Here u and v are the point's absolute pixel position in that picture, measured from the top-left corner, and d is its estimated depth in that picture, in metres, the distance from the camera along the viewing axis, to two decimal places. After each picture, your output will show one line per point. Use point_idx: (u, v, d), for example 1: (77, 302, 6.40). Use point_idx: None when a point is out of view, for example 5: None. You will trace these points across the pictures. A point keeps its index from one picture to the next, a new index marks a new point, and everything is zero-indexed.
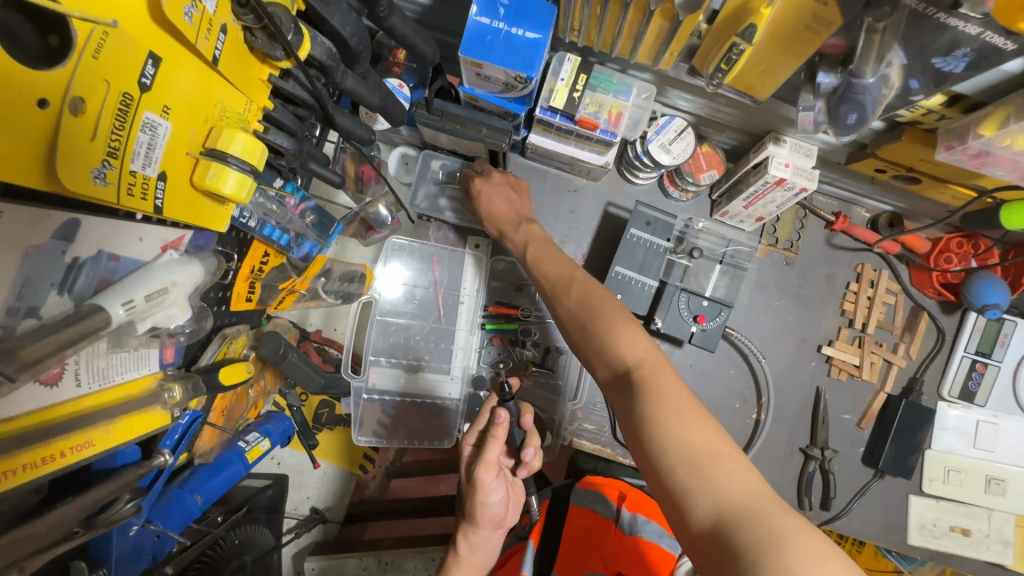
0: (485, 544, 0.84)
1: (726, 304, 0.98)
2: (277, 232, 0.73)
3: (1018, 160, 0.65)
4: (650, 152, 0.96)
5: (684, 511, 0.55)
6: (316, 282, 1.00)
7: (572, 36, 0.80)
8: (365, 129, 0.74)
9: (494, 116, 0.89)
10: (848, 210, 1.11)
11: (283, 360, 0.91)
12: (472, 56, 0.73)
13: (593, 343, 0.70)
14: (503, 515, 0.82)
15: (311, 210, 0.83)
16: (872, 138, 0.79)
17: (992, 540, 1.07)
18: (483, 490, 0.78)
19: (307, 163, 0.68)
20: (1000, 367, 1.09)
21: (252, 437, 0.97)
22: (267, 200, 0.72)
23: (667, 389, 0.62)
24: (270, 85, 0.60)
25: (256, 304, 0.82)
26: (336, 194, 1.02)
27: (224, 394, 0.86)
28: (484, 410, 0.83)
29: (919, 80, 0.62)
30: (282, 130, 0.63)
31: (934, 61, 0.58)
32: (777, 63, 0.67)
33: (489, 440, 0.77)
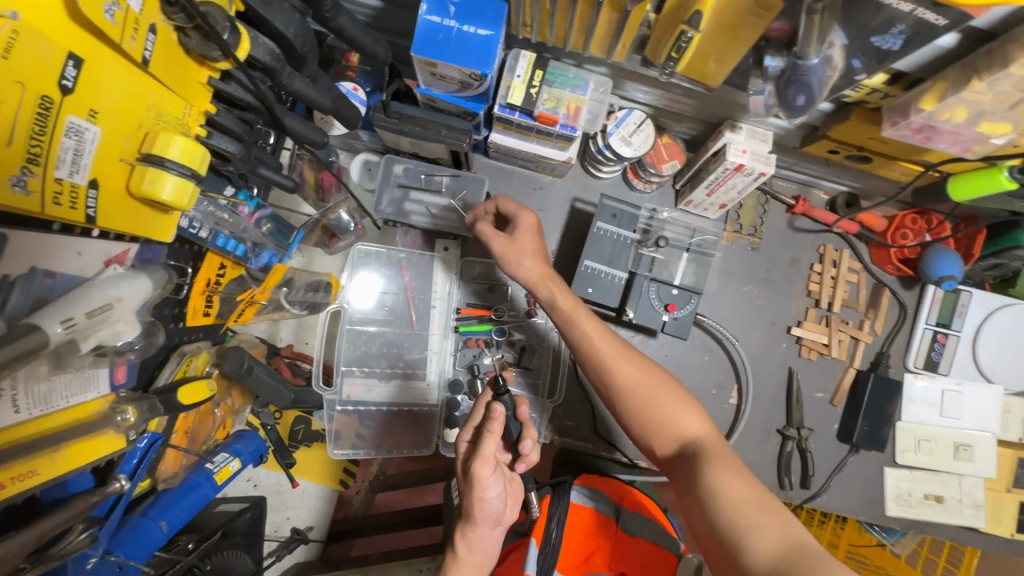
0: (485, 543, 0.75)
1: (696, 291, 0.98)
2: (232, 242, 0.71)
3: (959, 133, 0.67)
4: (611, 145, 0.97)
5: (738, 560, 0.56)
6: (279, 292, 0.98)
7: (525, 32, 0.80)
8: (319, 132, 0.72)
9: (453, 116, 0.88)
10: (807, 193, 1.14)
11: (248, 376, 0.89)
12: (426, 56, 0.72)
13: (652, 420, 0.72)
14: (503, 511, 0.74)
15: (269, 218, 0.78)
16: (823, 120, 0.82)
17: (965, 504, 1.08)
18: (479, 485, 0.70)
19: (257, 168, 0.67)
20: (960, 337, 1.12)
21: (219, 458, 0.92)
22: (218, 209, 0.69)
23: (687, 425, 0.70)
24: (212, 88, 0.58)
25: (216, 319, 0.80)
26: (298, 203, 1.03)
27: (185, 415, 0.82)
28: (479, 404, 0.77)
29: (861, 59, 0.64)
30: (227, 134, 0.62)
31: (873, 41, 0.61)
32: (726, 49, 0.68)
33: (484, 434, 0.70)
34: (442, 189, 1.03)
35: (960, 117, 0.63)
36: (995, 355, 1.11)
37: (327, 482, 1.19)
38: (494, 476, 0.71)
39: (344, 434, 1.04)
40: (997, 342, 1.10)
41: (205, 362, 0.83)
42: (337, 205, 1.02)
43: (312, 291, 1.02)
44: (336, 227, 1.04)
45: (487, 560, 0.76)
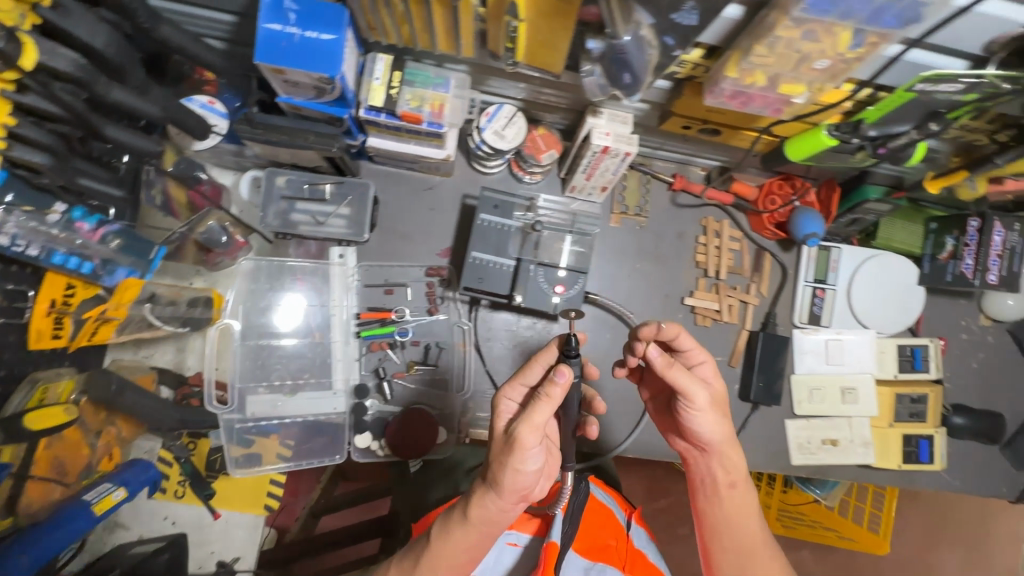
0: (501, 514, 0.77)
1: (581, 271, 1.02)
2: (70, 260, 0.85)
3: (766, 96, 0.73)
4: (486, 140, 1.01)
5: None
6: (141, 308, 0.98)
7: (375, 35, 0.83)
8: (153, 142, 0.86)
9: (320, 123, 0.90)
10: (685, 170, 1.21)
11: (118, 397, 0.96)
12: (270, 62, 0.74)
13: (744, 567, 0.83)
14: (532, 487, 0.74)
15: (118, 234, 0.91)
16: (667, 97, 0.88)
17: (856, 444, 1.17)
18: (521, 453, 0.69)
19: (75, 177, 0.78)
20: (836, 290, 1.22)
21: (101, 490, 0.94)
22: (49, 228, 0.82)
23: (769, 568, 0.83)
24: (10, 102, 0.63)
25: (71, 340, 0.90)
26: (161, 219, 0.98)
27: (47, 441, 0.88)
28: (538, 365, 0.80)
29: (671, 36, 0.69)
30: (37, 146, 0.69)
31: (674, 18, 0.66)
32: (555, 36, 0.73)
33: (539, 402, 0.70)
34: (327, 198, 1.04)
35: (761, 81, 0.70)
36: (868, 303, 1.19)
37: (248, 509, 1.26)
38: (538, 450, 0.71)
39: (267, 457, 1.06)
40: (868, 291, 1.19)
41: (70, 389, 0.93)
42: (207, 216, 1.00)
43: (201, 308, 1.03)
44: (209, 242, 1.01)
45: (493, 528, 0.79)
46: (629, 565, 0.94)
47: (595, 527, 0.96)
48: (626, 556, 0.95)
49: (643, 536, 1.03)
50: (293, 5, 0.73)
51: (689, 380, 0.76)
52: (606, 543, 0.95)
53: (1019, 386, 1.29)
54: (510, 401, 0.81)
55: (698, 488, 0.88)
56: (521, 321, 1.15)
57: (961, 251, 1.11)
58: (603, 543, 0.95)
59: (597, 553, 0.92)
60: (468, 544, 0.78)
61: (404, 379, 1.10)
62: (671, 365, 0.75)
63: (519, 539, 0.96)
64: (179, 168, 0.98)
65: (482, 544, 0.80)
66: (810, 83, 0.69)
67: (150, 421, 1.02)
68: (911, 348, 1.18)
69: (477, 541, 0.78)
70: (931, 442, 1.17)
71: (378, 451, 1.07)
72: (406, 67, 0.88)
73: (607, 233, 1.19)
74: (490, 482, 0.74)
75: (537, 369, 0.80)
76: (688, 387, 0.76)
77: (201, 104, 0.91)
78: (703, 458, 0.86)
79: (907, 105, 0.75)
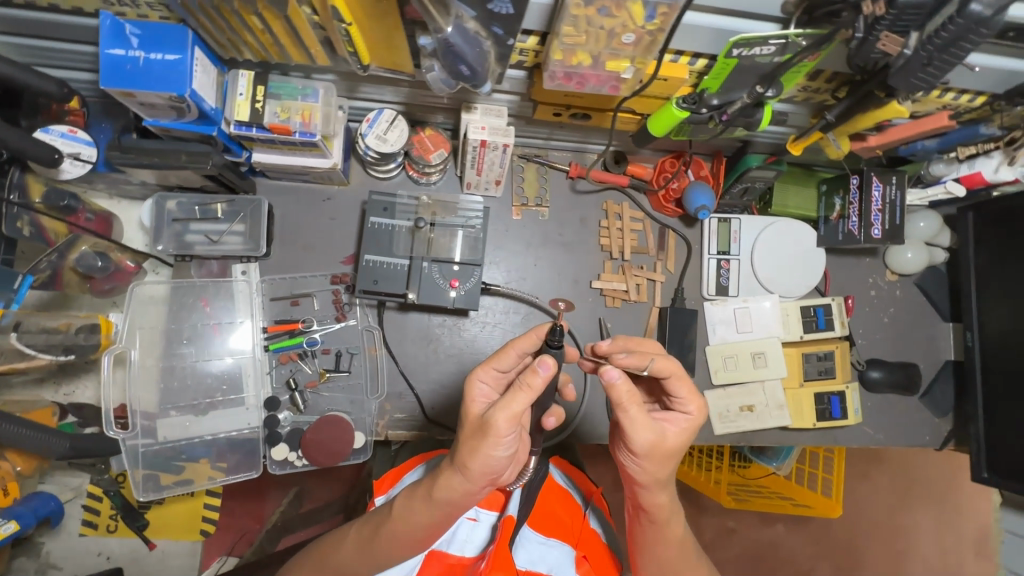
0: (470, 495, 0.75)
1: (475, 263, 1.08)
2: None
3: (598, 74, 0.77)
4: (370, 146, 1.02)
5: None
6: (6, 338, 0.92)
7: (231, 54, 0.84)
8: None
9: (194, 143, 0.91)
10: (582, 158, 1.24)
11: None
12: (117, 87, 0.76)
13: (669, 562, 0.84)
14: (500, 472, 0.72)
15: None
16: (526, 86, 0.91)
17: (771, 407, 1.20)
18: (492, 439, 0.67)
19: None
20: (740, 260, 1.24)
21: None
22: None
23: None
24: None
25: None
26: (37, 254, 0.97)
27: None
28: (510, 349, 0.79)
29: (498, 26, 0.71)
30: None
31: (490, 7, 0.68)
32: (391, 36, 0.76)
33: (516, 390, 0.66)
34: (220, 216, 1.08)
35: (585, 60, 0.73)
36: (770, 269, 1.23)
37: (184, 536, 1.26)
38: (509, 437, 0.68)
39: (200, 479, 1.09)
40: (767, 257, 1.22)
41: None
42: (77, 242, 1.00)
43: (83, 335, 1.01)
44: (86, 270, 1.01)
45: (457, 509, 0.78)
46: (581, 543, 0.93)
47: (550, 505, 0.96)
48: (578, 535, 0.94)
49: (600, 517, 1.03)
50: (134, 29, 0.76)
51: (642, 430, 0.69)
52: (561, 520, 0.95)
53: (931, 336, 1.32)
54: (484, 384, 0.79)
55: (635, 515, 0.83)
56: (432, 319, 1.17)
57: (847, 210, 1.15)
58: (558, 519, 0.95)
59: (551, 529, 0.92)
60: (427, 521, 0.79)
61: (316, 388, 1.11)
62: (630, 403, 0.68)
63: (478, 514, 0.95)
64: (47, 200, 0.94)
65: (442, 522, 0.80)
66: (631, 58, 0.73)
67: (40, 452, 0.98)
68: (814, 308, 1.22)
69: (439, 519, 0.79)
70: (841, 398, 1.21)
71: (296, 461, 1.09)
72: (271, 80, 0.90)
73: (511, 226, 1.22)
74: (458, 465, 0.72)
75: (513, 356, 0.79)
76: (634, 436, 0.69)
77: (62, 133, 0.89)
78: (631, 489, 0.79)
79: (738, 73, 0.78)
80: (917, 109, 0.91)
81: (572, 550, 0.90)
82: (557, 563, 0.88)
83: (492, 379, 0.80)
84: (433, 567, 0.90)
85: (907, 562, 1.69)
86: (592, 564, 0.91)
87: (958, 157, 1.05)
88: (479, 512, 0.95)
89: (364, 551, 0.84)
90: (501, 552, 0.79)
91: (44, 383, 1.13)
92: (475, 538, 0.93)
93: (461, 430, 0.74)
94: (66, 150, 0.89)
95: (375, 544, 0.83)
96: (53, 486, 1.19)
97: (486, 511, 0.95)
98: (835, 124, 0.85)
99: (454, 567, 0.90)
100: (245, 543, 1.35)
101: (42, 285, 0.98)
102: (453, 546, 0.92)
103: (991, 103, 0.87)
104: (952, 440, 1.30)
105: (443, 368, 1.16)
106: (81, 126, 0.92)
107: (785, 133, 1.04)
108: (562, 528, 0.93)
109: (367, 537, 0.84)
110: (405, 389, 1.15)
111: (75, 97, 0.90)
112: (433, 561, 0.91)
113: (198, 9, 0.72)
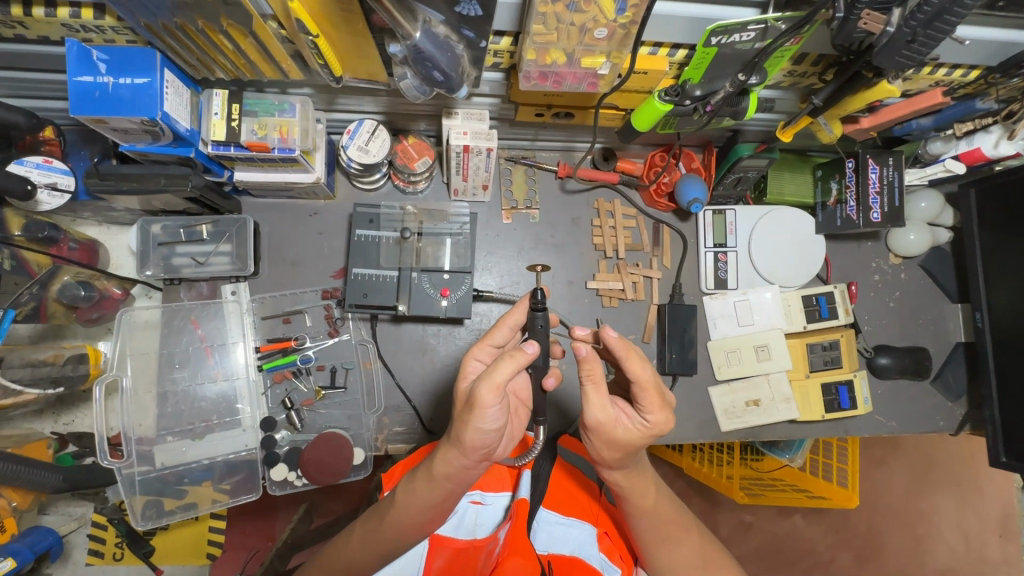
0: (465, 474, 0.71)
1: (466, 271, 1.09)
2: None
3: (574, 71, 0.75)
4: (352, 157, 1.00)
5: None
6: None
7: (203, 73, 0.83)
8: None
9: (172, 165, 0.90)
10: (569, 156, 1.22)
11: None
12: (88, 114, 0.76)
13: (652, 530, 0.80)
14: (494, 446, 0.68)
15: None
16: (505, 88, 0.90)
17: (777, 401, 1.17)
18: (481, 412, 0.63)
19: None
20: (737, 252, 1.21)
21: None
22: None
23: (675, 554, 0.81)
24: None
25: None
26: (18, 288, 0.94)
27: None
28: (502, 324, 0.79)
29: (468, 28, 0.68)
30: None
31: (457, 9, 0.65)
32: (361, 45, 0.74)
33: (503, 359, 0.64)
34: (205, 238, 1.08)
35: (559, 58, 0.72)
36: (768, 259, 1.20)
37: (190, 560, 1.24)
38: (500, 408, 0.64)
39: (203, 502, 1.07)
40: (764, 247, 1.19)
41: None
42: (59, 272, 0.98)
43: (70, 366, 1.00)
44: (70, 300, 0.99)
45: (460, 486, 0.73)
46: (601, 519, 0.86)
47: (566, 482, 0.87)
48: (597, 512, 0.86)
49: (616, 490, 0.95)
50: (102, 55, 0.75)
51: (594, 408, 0.68)
52: (579, 496, 0.86)
53: (939, 318, 1.29)
54: (478, 361, 0.78)
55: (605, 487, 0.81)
56: (426, 329, 1.15)
57: (844, 194, 1.11)
58: (576, 496, 0.86)
59: (569, 507, 0.83)
60: (432, 501, 0.73)
61: (312, 406, 1.09)
62: (587, 376, 0.67)
63: (484, 498, 0.86)
64: (27, 232, 0.92)
65: (447, 502, 0.74)
66: (606, 53, 0.71)
67: (34, 488, 0.97)
68: (816, 296, 1.19)
69: (443, 499, 0.73)
70: (849, 387, 1.18)
71: (296, 482, 1.07)
72: (245, 98, 0.88)
73: (502, 229, 1.21)
74: (453, 439, 0.68)
75: (506, 331, 0.79)
76: (584, 410, 0.69)
77: (37, 164, 0.88)
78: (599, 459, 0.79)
79: (718, 62, 0.76)
80: (908, 88, 0.89)
81: (592, 528, 0.82)
82: (579, 543, 0.79)
83: (487, 355, 0.79)
84: (441, 556, 0.78)
85: (929, 547, 1.65)
86: (613, 540, 0.85)
87: (954, 134, 1.02)
88: (485, 494, 0.86)
89: (371, 543, 0.78)
90: (519, 533, 0.71)
91: (43, 414, 1.12)
92: (484, 521, 0.84)
93: (456, 407, 0.72)
94: (42, 181, 0.88)
95: (379, 534, 0.77)
96: (56, 518, 1.18)
97: (494, 493, 0.86)
98: (824, 109, 0.83)
99: (467, 549, 0.78)
100: (258, 563, 1.31)
101: (25, 318, 0.95)
102: (461, 531, 0.82)
103: (986, 76, 0.82)
104: (967, 423, 1.26)
105: (440, 378, 1.15)
106: (58, 156, 0.92)
107: (775, 120, 1.01)
108: (581, 505, 0.84)
109: (371, 531, 0.78)
110: (403, 402, 1.13)
111: (49, 126, 0.91)
112: (441, 548, 0.79)
113: (163, 31, 0.70)
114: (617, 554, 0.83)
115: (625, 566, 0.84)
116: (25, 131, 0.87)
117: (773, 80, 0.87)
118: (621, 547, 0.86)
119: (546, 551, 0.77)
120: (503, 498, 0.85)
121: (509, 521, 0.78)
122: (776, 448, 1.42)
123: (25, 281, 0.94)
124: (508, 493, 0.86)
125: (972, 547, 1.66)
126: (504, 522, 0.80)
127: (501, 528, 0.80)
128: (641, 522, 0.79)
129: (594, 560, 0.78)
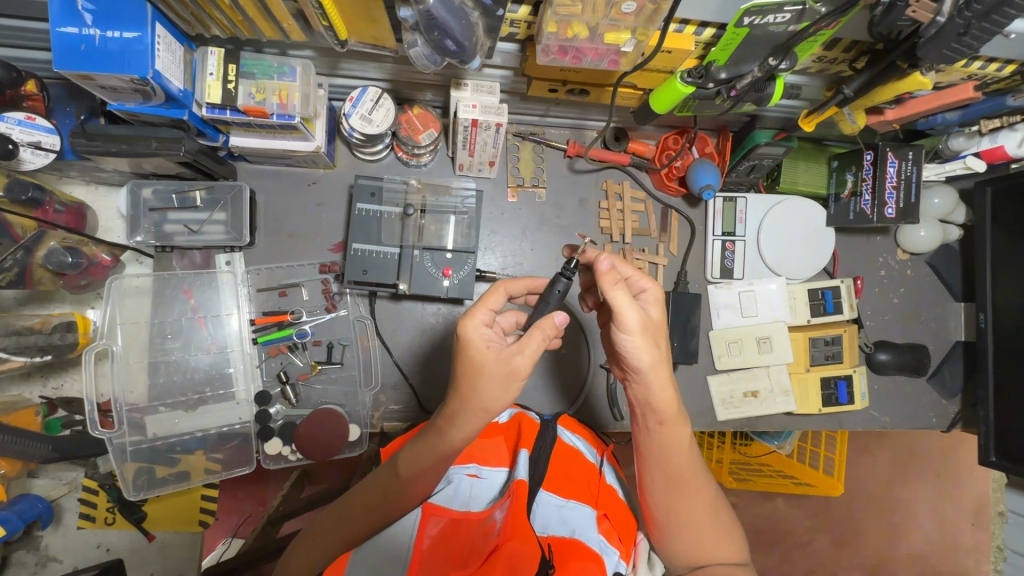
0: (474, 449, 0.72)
1: (469, 251, 1.06)
2: None
3: (596, 48, 0.71)
4: (354, 127, 0.95)
5: (678, 528, 0.78)
6: None
7: (197, 27, 0.78)
8: None
9: (164, 128, 0.85)
10: (579, 135, 1.18)
11: None
12: (71, 69, 0.70)
13: (673, 467, 0.76)
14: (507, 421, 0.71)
15: None
16: (518, 60, 0.85)
17: (776, 393, 1.17)
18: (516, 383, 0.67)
19: None
20: (745, 241, 1.18)
21: None
22: None
23: (689, 498, 0.77)
24: None
25: None
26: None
27: None
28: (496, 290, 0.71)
29: None
30: None
31: None
32: (369, 8, 0.70)
33: (534, 332, 0.68)
34: (199, 205, 1.04)
35: (581, 33, 0.68)
36: (776, 251, 1.17)
37: (180, 527, 1.21)
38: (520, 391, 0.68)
39: (195, 472, 1.07)
40: (776, 239, 1.16)
41: None
42: (45, 237, 0.93)
43: (58, 334, 0.97)
44: (57, 266, 0.94)
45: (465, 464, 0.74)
46: (600, 502, 0.83)
47: (566, 466, 0.86)
48: (597, 494, 0.84)
49: (614, 473, 0.94)
50: (88, 5, 0.70)
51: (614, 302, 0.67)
52: (578, 480, 0.85)
53: (941, 316, 1.28)
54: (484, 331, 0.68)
55: (634, 415, 0.78)
56: (425, 308, 1.13)
57: (860, 186, 1.07)
58: (575, 480, 0.85)
59: (569, 490, 0.81)
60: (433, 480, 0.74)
61: (306, 381, 1.08)
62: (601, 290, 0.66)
63: (480, 471, 0.85)
64: (10, 194, 0.87)
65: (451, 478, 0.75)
66: (631, 29, 0.67)
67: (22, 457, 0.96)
68: (822, 291, 1.18)
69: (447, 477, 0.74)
70: (849, 382, 1.18)
71: (290, 456, 1.07)
72: (243, 58, 0.83)
73: (506, 208, 1.17)
74: (462, 420, 0.69)
75: (500, 296, 0.71)
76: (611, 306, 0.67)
77: (19, 120, 0.82)
78: (632, 386, 0.75)
79: (747, 45, 0.71)
80: (940, 81, 0.85)
81: (592, 510, 0.80)
82: (579, 524, 0.76)
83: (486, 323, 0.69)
84: (434, 524, 0.75)
85: (905, 533, 1.67)
86: (613, 523, 0.81)
87: (978, 130, 0.99)
88: (482, 468, 0.86)
89: (365, 511, 0.76)
90: (519, 514, 0.70)
91: (30, 378, 1.09)
92: (479, 495, 0.82)
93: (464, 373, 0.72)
94: (26, 139, 0.83)
95: (372, 504, 0.76)
96: (46, 482, 1.18)
97: (491, 468, 0.86)
98: (854, 99, 0.78)
99: (461, 522, 0.76)
100: (249, 526, 1.32)
101: (9, 284, 0.90)
102: (456, 501, 0.79)
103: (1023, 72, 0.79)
104: (959, 421, 1.28)
105: (437, 357, 1.13)
106: (42, 113, 0.87)
107: (797, 107, 0.97)
108: (580, 489, 0.83)
109: (370, 500, 0.76)
110: (400, 380, 1.12)
111: (30, 80, 0.85)
112: (434, 517, 0.75)
113: None
114: (616, 536, 0.79)
115: (624, 548, 0.80)
116: (5, 84, 0.81)
117: (801, 65, 0.83)
118: (620, 528, 0.83)
119: (546, 533, 0.74)
120: (500, 474, 0.85)
121: (506, 500, 0.76)
122: (766, 435, 1.44)
123: (8, 244, 0.89)
124: (506, 469, 0.85)
125: (944, 533, 1.68)
126: (500, 500, 0.78)
127: (497, 505, 0.78)
128: (664, 450, 0.76)
129: (594, 542, 0.74)
